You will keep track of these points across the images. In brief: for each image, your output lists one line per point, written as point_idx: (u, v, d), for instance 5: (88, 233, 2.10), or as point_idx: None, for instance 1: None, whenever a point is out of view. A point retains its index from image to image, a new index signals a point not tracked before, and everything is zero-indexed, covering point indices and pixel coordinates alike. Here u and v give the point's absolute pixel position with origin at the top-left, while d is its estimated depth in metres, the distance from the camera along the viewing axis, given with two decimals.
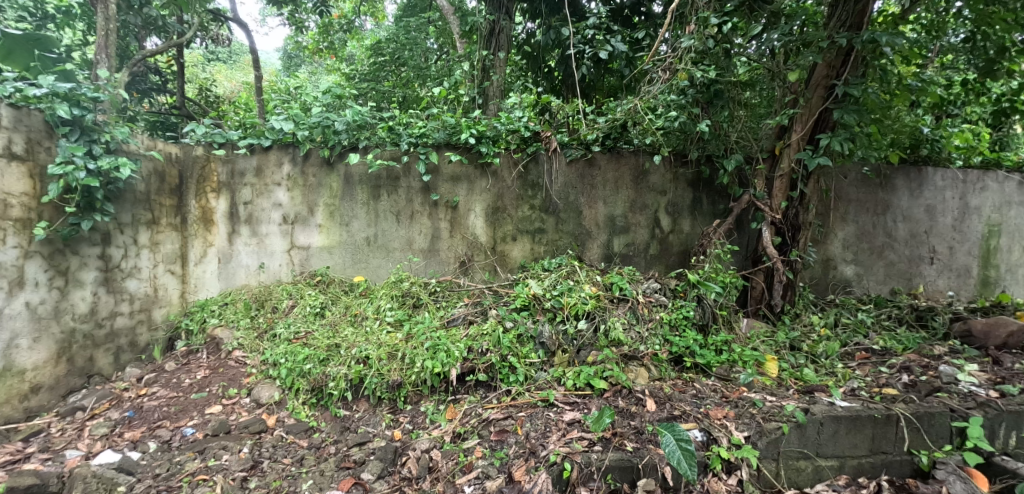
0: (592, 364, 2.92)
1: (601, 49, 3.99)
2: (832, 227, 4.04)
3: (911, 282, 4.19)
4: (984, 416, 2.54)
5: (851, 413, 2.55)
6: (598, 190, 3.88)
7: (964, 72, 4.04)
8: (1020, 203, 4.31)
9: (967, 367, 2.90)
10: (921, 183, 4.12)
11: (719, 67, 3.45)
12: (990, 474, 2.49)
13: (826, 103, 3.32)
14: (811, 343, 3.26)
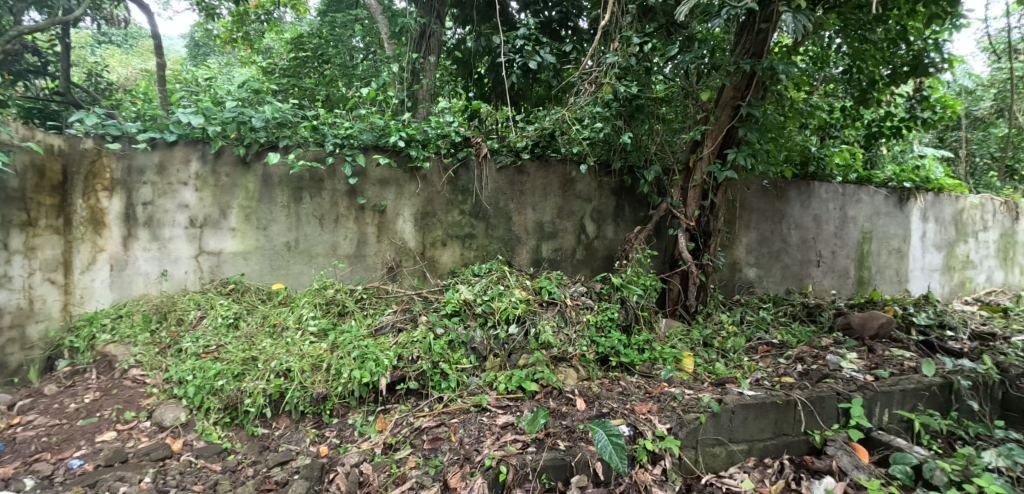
0: (524, 367, 2.96)
1: (531, 59, 4.06)
2: (737, 233, 4.46)
3: (803, 282, 4.75)
4: (863, 397, 2.90)
5: (757, 400, 2.78)
6: (527, 197, 3.97)
7: (843, 99, 4.72)
8: (885, 213, 5.12)
9: (849, 355, 3.34)
10: (809, 195, 4.68)
11: (640, 83, 3.69)
12: (869, 448, 2.84)
13: (732, 121, 3.67)
14: (721, 339, 3.56)
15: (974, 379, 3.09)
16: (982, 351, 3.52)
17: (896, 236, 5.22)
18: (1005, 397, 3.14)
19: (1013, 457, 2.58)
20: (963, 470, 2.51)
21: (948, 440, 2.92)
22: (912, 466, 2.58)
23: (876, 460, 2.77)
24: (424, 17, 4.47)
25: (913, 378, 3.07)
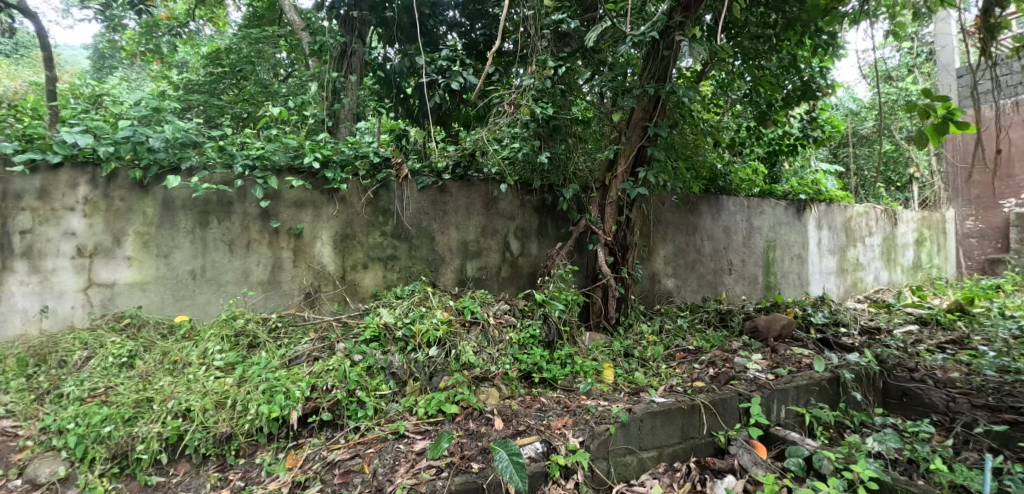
0: (444, 390, 2.92)
1: (454, 80, 4.08)
2: (655, 246, 4.67)
3: (717, 289, 5.05)
4: (762, 395, 3.09)
5: (664, 407, 2.88)
6: (450, 216, 3.96)
7: (748, 119, 5.09)
8: (786, 223, 5.57)
9: (754, 357, 3.58)
10: (718, 209, 5.01)
11: (557, 105, 3.82)
12: (768, 443, 3.01)
13: (642, 140, 3.87)
14: (641, 349, 3.70)
15: (858, 371, 3.41)
16: (869, 346, 3.89)
17: (796, 243, 5.69)
18: (886, 386, 3.50)
19: (888, 442, 2.84)
20: (846, 458, 2.72)
21: (838, 429, 3.18)
22: (804, 458, 2.76)
23: (774, 455, 2.93)
24: (344, 36, 4.40)
25: (806, 375, 3.33)
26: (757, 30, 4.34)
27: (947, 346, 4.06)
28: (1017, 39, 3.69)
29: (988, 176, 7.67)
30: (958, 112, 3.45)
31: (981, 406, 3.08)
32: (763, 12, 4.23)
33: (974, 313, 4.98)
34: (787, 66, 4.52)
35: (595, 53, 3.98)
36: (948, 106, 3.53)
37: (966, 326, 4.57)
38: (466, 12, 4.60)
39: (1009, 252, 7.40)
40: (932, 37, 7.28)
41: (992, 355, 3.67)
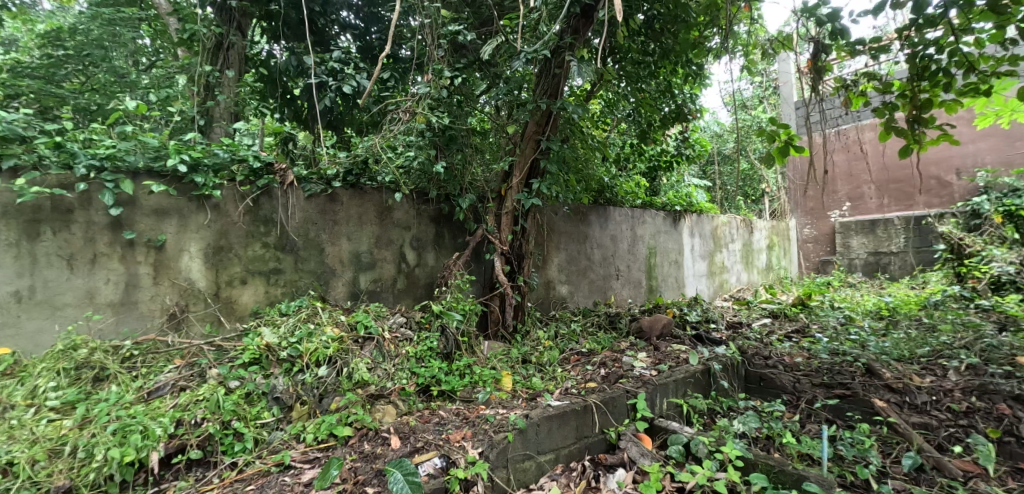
0: (336, 411, 2.75)
1: (346, 83, 3.89)
2: (550, 254, 4.80)
3: (606, 293, 5.32)
4: (646, 391, 3.28)
5: (559, 410, 2.94)
6: (341, 226, 3.75)
7: (631, 137, 5.45)
8: (665, 231, 6.04)
9: (639, 355, 3.81)
10: (606, 218, 5.29)
11: (453, 114, 3.80)
12: (653, 434, 3.21)
13: (535, 153, 3.99)
14: (538, 354, 3.77)
15: (725, 362, 3.76)
16: (733, 339, 4.32)
17: (674, 249, 6.19)
18: (747, 373, 3.86)
19: (750, 423, 3.16)
20: (718, 441, 2.97)
21: (711, 415, 3.48)
22: (683, 444, 2.99)
23: (658, 445, 3.13)
24: (220, 26, 3.98)
25: (683, 368, 3.60)
26: (638, 56, 4.67)
27: (792, 335, 4.65)
28: (837, 80, 4.37)
29: (819, 189, 9.07)
30: (796, 138, 4.05)
31: (819, 384, 3.56)
32: (643, 40, 4.59)
33: (812, 305, 5.78)
34: (664, 91, 4.92)
35: (491, 66, 4.03)
36: (788, 132, 4.13)
37: (807, 317, 5.29)
38: (360, 14, 4.45)
39: (836, 254, 8.88)
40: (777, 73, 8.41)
41: (826, 341, 4.27)
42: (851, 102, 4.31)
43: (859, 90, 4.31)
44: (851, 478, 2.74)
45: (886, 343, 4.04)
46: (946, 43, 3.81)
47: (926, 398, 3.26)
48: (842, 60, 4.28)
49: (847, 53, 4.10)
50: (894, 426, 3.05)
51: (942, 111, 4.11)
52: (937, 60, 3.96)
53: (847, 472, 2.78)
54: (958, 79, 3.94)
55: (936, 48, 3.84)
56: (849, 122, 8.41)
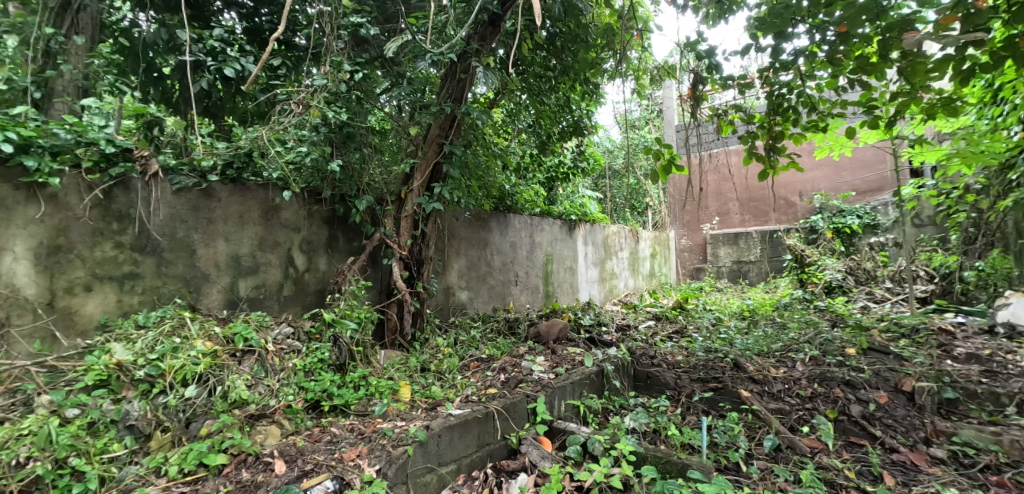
0: (206, 437, 2.45)
1: (228, 66, 3.43)
2: (450, 259, 4.66)
3: (505, 299, 5.29)
4: (545, 394, 3.29)
5: (461, 419, 2.85)
6: (217, 225, 3.34)
7: (530, 147, 5.53)
8: (561, 239, 6.21)
9: (538, 359, 3.83)
10: (505, 225, 5.30)
11: (351, 110, 3.56)
12: (552, 437, 3.21)
13: (438, 156, 3.89)
14: (438, 362, 3.64)
15: (616, 362, 3.91)
16: (622, 340, 4.53)
17: (569, 256, 6.38)
18: (636, 371, 4.03)
19: (639, 419, 3.29)
20: (612, 438, 3.04)
21: (604, 414, 3.54)
22: (581, 444, 3.02)
23: (557, 447, 3.13)
24: None
25: (578, 371, 3.67)
26: (540, 70, 4.76)
27: (673, 335, 5.00)
28: (710, 109, 4.77)
29: (694, 205, 10.08)
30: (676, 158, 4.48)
31: (697, 379, 3.81)
32: (545, 55, 4.69)
33: (688, 308, 6.29)
34: (563, 105, 5.06)
35: (394, 65, 3.86)
36: (670, 154, 4.54)
37: (684, 318, 5.75)
38: None
39: (706, 262, 9.86)
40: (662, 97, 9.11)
41: (701, 340, 4.61)
42: (722, 130, 4.73)
43: (728, 119, 4.76)
44: (725, 462, 2.97)
45: (749, 340, 4.44)
46: (794, 86, 4.38)
47: (780, 386, 3.62)
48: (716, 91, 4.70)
49: (719, 86, 4.49)
50: (756, 412, 3.36)
51: (791, 142, 4.64)
52: (788, 100, 4.51)
53: (722, 457, 3.01)
54: (803, 116, 4.57)
55: (787, 89, 4.42)
56: (719, 146, 9.34)
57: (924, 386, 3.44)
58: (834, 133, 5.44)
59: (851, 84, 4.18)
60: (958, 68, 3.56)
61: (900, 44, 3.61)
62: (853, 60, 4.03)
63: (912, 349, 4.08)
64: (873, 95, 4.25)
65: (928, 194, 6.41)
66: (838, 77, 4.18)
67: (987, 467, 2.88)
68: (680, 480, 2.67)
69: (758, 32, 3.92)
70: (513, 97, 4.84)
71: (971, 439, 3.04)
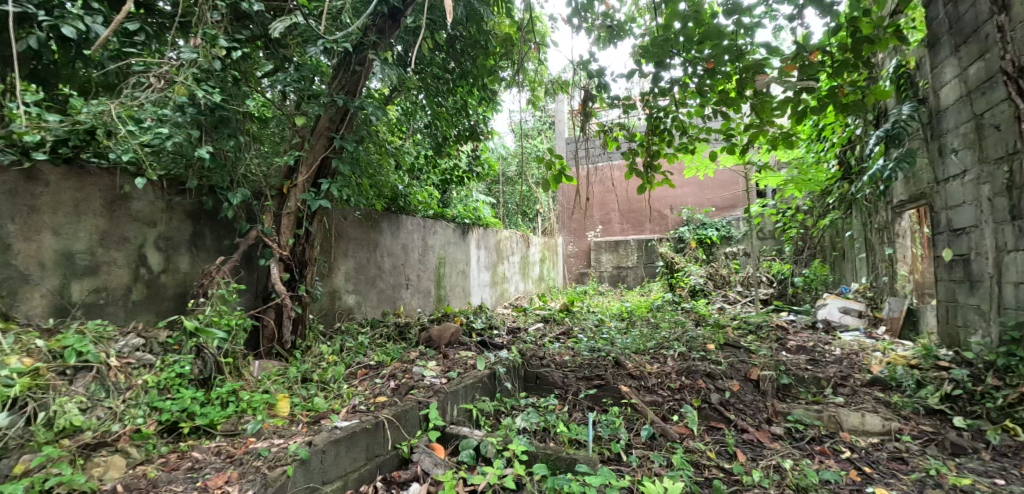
0: (22, 477, 2.02)
1: (67, 24, 2.80)
2: (336, 261, 4.27)
3: (395, 303, 5.00)
4: (438, 399, 3.16)
5: (347, 432, 2.64)
6: (44, 216, 2.77)
7: (426, 148, 5.38)
8: (454, 243, 6.10)
9: (430, 364, 3.69)
10: (398, 226, 5.04)
11: (226, 92, 3.16)
12: (446, 442, 3.09)
13: (327, 151, 3.59)
14: (320, 371, 3.34)
15: (507, 365, 3.89)
16: (513, 343, 4.55)
17: (461, 260, 6.29)
18: (526, 373, 4.05)
19: (530, 418, 3.31)
20: (504, 440, 3.00)
21: (496, 415, 3.51)
22: (474, 448, 2.94)
23: (450, 453, 3.02)
24: None
25: (471, 374, 3.59)
26: (439, 72, 4.61)
27: (560, 337, 5.15)
28: (598, 125, 5.01)
29: (580, 214, 10.58)
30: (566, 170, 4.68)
31: (583, 377, 3.92)
32: (443, 57, 4.58)
33: (574, 310, 6.53)
34: (460, 109, 4.99)
35: (280, 47, 3.51)
36: (561, 164, 4.75)
37: (570, 320, 5.96)
38: None
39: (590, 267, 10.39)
40: (556, 110, 9.52)
41: (585, 340, 4.78)
42: (607, 146, 5.00)
43: (613, 135, 5.05)
44: (608, 453, 3.02)
45: (627, 339, 4.69)
46: (670, 111, 4.73)
47: (654, 380, 3.84)
48: (604, 109, 4.89)
49: (608, 104, 4.70)
50: (634, 406, 3.50)
51: (665, 161, 5.01)
52: (665, 122, 4.85)
53: (605, 449, 3.06)
54: (676, 138, 4.96)
55: (664, 113, 4.75)
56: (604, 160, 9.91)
57: (766, 375, 3.85)
58: (700, 155, 5.97)
59: (714, 113, 4.66)
60: (793, 108, 4.19)
61: (752, 84, 4.15)
62: (716, 95, 4.48)
63: (758, 344, 4.67)
64: (730, 125, 4.78)
65: (770, 211, 7.35)
66: (704, 107, 4.64)
67: (815, 439, 3.26)
68: (568, 475, 2.67)
69: (644, 59, 4.16)
70: (408, 95, 4.67)
71: (801, 416, 3.43)
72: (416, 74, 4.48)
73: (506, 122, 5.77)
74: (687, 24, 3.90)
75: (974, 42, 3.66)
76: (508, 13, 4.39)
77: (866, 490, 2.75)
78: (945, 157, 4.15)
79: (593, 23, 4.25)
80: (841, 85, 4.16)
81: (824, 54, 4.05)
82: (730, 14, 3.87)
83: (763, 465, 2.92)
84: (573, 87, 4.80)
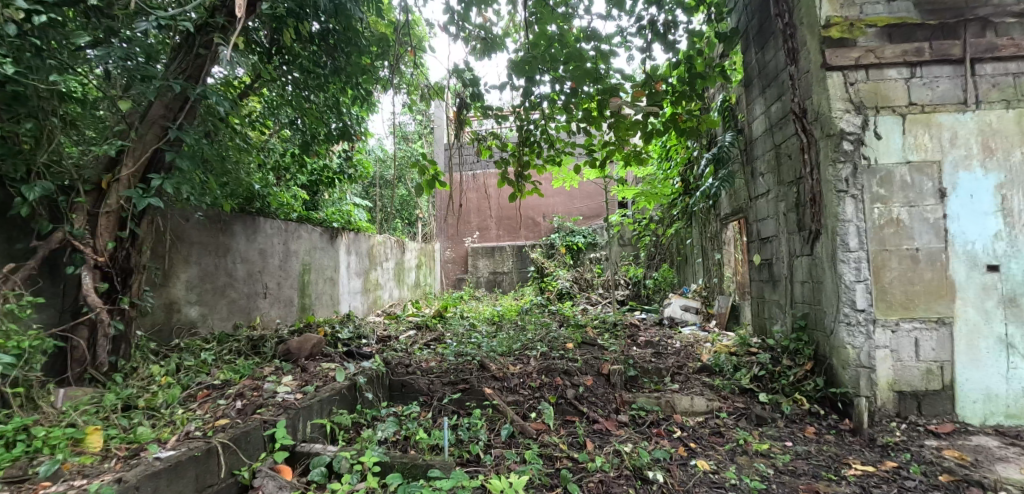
0: None
1: None
2: (174, 268, 3.79)
3: (250, 315, 4.56)
4: (287, 417, 2.93)
5: (171, 463, 2.34)
6: None
7: (292, 146, 5.01)
8: (320, 248, 5.74)
9: (284, 380, 3.41)
10: (254, 230, 4.61)
11: (24, 65, 2.63)
12: (294, 462, 2.88)
13: (160, 142, 3.17)
14: (148, 396, 2.93)
15: (371, 375, 3.74)
16: (381, 351, 4.40)
17: (329, 266, 5.94)
18: (391, 381, 3.92)
19: (389, 428, 3.21)
20: (359, 453, 2.87)
21: (356, 429, 3.35)
22: (326, 465, 2.77)
23: (300, 474, 2.82)
24: None
25: (329, 387, 3.38)
26: (308, 64, 4.30)
27: (431, 343, 5.09)
28: (472, 133, 5.04)
29: (457, 219, 10.61)
30: (438, 176, 4.67)
31: (448, 382, 3.90)
32: (313, 50, 4.29)
33: (447, 316, 6.50)
34: (331, 107, 4.66)
35: (105, 18, 3.01)
36: (434, 169, 4.74)
37: (442, 326, 5.92)
38: None
39: (467, 272, 10.46)
40: (435, 115, 9.57)
41: (454, 345, 4.78)
42: (480, 154, 5.05)
43: (486, 143, 5.11)
44: (467, 456, 3.03)
45: (494, 342, 4.78)
46: (539, 124, 4.92)
47: (517, 380, 3.94)
48: (477, 118, 4.94)
49: (481, 112, 4.75)
50: (496, 407, 3.55)
51: (535, 172, 5.16)
52: (534, 134, 5.03)
53: (464, 452, 3.07)
54: (544, 150, 5.17)
55: (534, 126, 4.95)
56: (481, 167, 10.10)
57: (616, 368, 4.13)
58: (566, 168, 6.28)
59: (579, 129, 4.95)
60: (642, 130, 4.66)
61: (609, 106, 4.48)
62: (580, 111, 4.71)
63: (611, 340, 5.06)
64: (591, 140, 5.03)
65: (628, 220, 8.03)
66: (570, 122, 4.88)
67: (653, 423, 3.58)
68: (420, 481, 2.64)
69: (514, 73, 4.26)
70: (270, 87, 4.32)
71: (643, 404, 3.74)
72: (279, 63, 4.18)
73: (381, 123, 5.60)
74: (554, 45, 4.15)
75: (775, 85, 4.28)
76: (382, 14, 4.32)
77: (690, 463, 3.08)
78: (756, 178, 4.82)
79: (470, 33, 4.28)
80: (681, 113, 4.70)
81: (666, 84, 4.64)
82: (590, 39, 4.26)
83: (607, 450, 3.12)
84: (450, 93, 4.70)
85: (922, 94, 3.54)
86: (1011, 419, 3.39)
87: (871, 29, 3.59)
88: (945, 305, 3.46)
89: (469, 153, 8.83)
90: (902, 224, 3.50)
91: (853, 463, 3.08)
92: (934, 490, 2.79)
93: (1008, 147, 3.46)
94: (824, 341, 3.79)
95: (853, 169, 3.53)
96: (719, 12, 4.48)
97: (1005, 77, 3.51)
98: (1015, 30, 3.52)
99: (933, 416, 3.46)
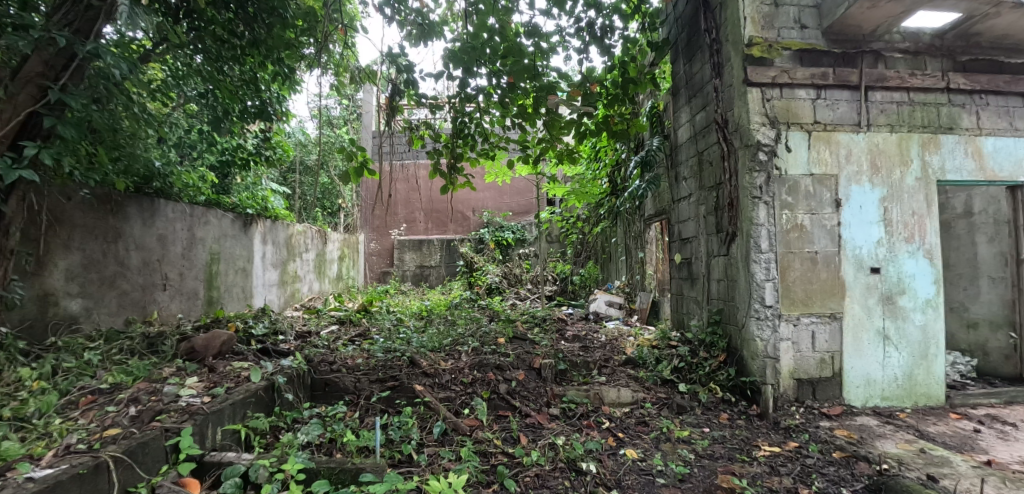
0: None
1: None
2: (50, 254, 3.29)
3: (145, 309, 4.07)
4: (193, 424, 2.63)
5: (48, 483, 2.01)
6: None
7: (201, 122, 4.53)
8: (231, 236, 5.27)
9: (187, 382, 3.07)
10: (151, 214, 4.11)
11: None
12: (201, 475, 2.60)
13: (36, 104, 2.75)
14: (16, 404, 2.51)
15: (290, 374, 3.47)
16: (300, 348, 4.11)
17: (241, 256, 5.47)
18: (312, 380, 3.67)
19: (313, 431, 2.99)
20: (279, 460, 2.64)
21: (273, 433, 3.09)
22: (241, 475, 2.52)
23: (208, 487, 2.54)
24: None
25: (242, 389, 3.09)
26: (221, 32, 3.93)
27: (355, 339, 4.84)
28: (405, 120, 4.81)
29: (383, 210, 10.24)
30: (367, 163, 4.41)
31: (376, 380, 3.71)
32: (229, 18, 3.93)
33: (372, 311, 6.23)
34: (248, 82, 4.31)
35: None
36: (364, 156, 4.46)
37: (367, 321, 5.66)
38: None
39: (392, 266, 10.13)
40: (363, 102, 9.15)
41: (381, 341, 4.56)
42: (412, 143, 4.83)
43: (419, 133, 4.90)
44: (398, 456, 2.89)
45: (423, 337, 4.62)
46: (474, 117, 4.79)
47: (448, 377, 3.82)
48: (411, 106, 4.69)
49: (416, 101, 4.56)
50: (427, 404, 3.41)
51: (468, 164, 5.03)
52: (469, 127, 4.88)
53: (395, 452, 2.93)
54: (479, 143, 5.05)
55: (469, 119, 4.80)
56: (409, 159, 9.81)
57: (546, 362, 4.14)
58: (498, 163, 6.24)
59: (513, 125, 4.90)
60: (576, 129, 4.68)
61: (546, 103, 4.41)
62: (515, 106, 4.66)
63: (541, 335, 5.07)
64: (526, 136, 4.98)
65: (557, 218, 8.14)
66: (505, 117, 4.81)
67: (583, 415, 3.61)
68: (350, 487, 2.47)
69: (451, 62, 4.10)
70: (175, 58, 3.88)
71: (573, 397, 3.77)
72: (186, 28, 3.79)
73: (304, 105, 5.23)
74: (494, 37, 4.07)
75: (699, 96, 4.46)
76: None
77: (619, 453, 3.13)
78: (680, 182, 5.01)
79: (406, 17, 4.08)
80: (613, 115, 4.77)
81: (600, 86, 4.70)
82: (530, 36, 4.22)
83: (541, 443, 3.11)
84: (383, 78, 4.48)
85: (825, 114, 3.84)
86: (885, 401, 3.81)
87: (786, 51, 3.84)
88: (838, 302, 3.77)
89: (399, 143, 8.55)
90: (805, 229, 3.77)
91: (761, 444, 3.27)
92: (829, 465, 3.03)
93: (890, 167, 3.85)
94: (735, 335, 3.99)
95: (766, 177, 3.74)
96: (652, 21, 4.61)
97: (891, 105, 3.89)
98: (900, 64, 3.92)
99: (825, 400, 3.77)
